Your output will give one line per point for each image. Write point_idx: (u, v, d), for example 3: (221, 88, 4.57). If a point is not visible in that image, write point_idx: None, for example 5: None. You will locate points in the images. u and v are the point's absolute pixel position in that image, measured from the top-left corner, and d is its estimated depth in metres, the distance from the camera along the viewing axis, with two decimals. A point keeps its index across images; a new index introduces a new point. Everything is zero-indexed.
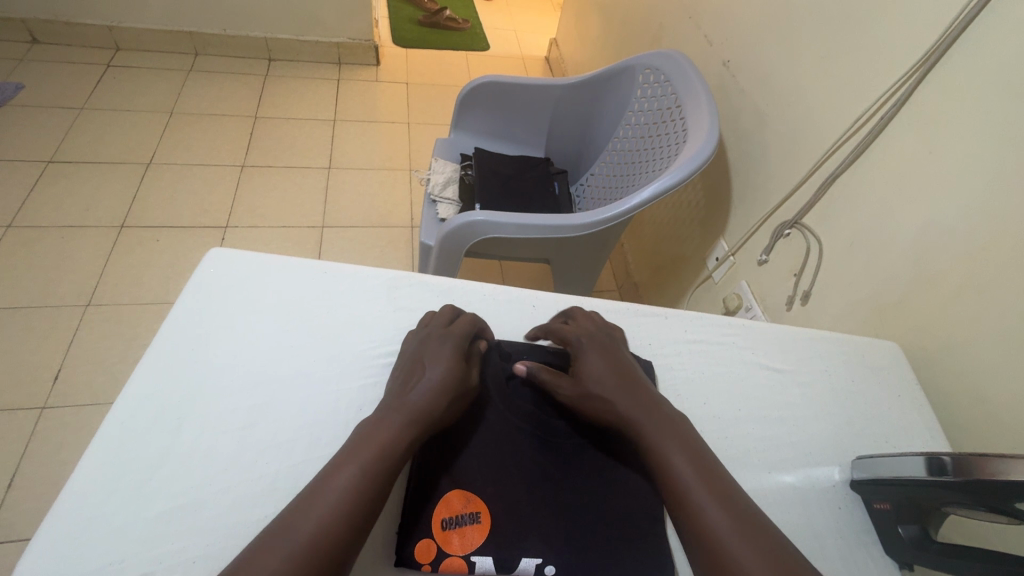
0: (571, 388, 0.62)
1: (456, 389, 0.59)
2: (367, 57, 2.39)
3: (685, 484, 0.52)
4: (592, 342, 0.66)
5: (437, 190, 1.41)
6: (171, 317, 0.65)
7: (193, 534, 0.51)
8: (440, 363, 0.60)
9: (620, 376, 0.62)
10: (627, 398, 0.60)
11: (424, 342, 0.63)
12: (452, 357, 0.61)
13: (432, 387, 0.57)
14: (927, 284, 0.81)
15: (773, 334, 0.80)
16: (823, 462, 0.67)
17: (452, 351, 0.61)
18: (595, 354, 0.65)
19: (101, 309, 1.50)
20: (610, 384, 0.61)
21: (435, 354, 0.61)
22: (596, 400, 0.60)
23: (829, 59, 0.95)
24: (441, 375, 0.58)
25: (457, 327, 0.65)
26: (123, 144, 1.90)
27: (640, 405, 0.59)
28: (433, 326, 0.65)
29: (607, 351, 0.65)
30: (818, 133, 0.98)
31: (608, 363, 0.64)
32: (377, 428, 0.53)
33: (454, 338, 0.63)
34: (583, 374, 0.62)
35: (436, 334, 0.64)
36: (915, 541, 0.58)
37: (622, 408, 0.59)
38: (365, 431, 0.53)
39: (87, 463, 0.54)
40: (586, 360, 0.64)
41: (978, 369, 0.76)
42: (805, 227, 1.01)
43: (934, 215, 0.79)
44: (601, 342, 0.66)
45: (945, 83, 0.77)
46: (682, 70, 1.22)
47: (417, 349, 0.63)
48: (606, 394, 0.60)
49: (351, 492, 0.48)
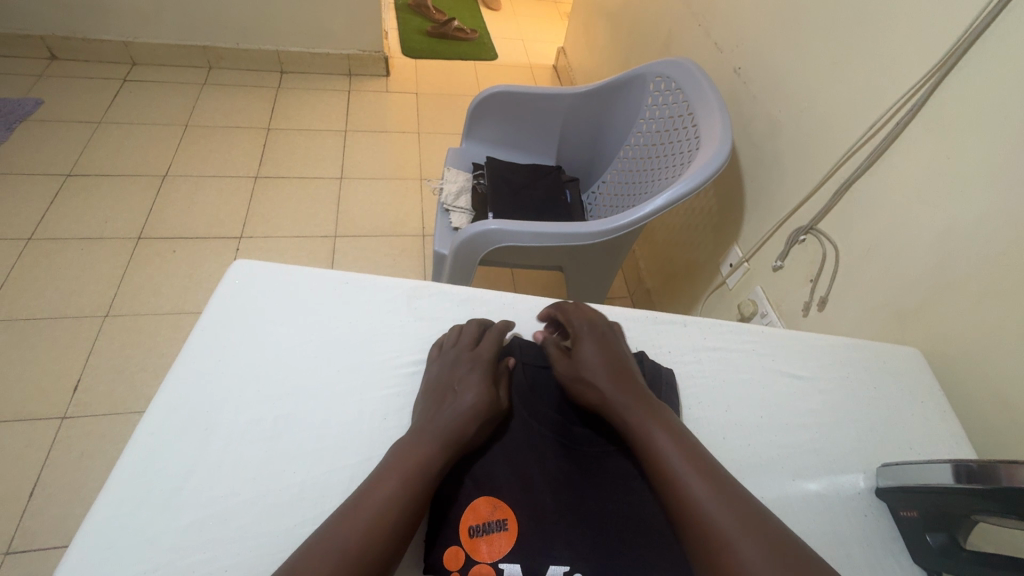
0: (566, 368, 0.65)
1: (485, 413, 0.59)
2: (377, 68, 2.42)
3: (665, 460, 0.54)
4: (586, 331, 0.68)
5: (450, 199, 1.43)
6: (198, 329, 0.66)
7: (223, 543, 0.52)
8: (473, 386, 0.61)
9: (612, 359, 0.64)
10: (615, 381, 0.62)
11: (454, 364, 0.64)
12: (483, 379, 0.62)
13: (465, 412, 0.58)
14: (948, 289, 0.81)
15: (795, 341, 0.79)
16: (847, 470, 0.66)
17: (481, 374, 0.62)
18: (591, 341, 0.67)
19: (120, 319, 1.52)
20: (600, 366, 0.64)
21: (465, 378, 0.62)
22: (584, 379, 0.63)
23: (844, 65, 0.95)
24: (476, 397, 0.60)
25: (484, 347, 0.66)
26: (140, 157, 1.94)
27: (626, 388, 0.61)
28: (460, 346, 0.66)
29: (604, 338, 0.68)
30: (833, 138, 0.98)
31: (601, 349, 0.66)
32: (412, 447, 0.55)
33: (481, 362, 0.64)
34: (578, 357, 0.65)
35: (465, 356, 0.65)
36: (943, 549, 0.57)
37: (606, 392, 0.61)
38: (400, 451, 0.55)
39: (118, 474, 0.55)
40: (582, 344, 0.66)
41: (1003, 375, 0.75)
42: (821, 233, 1.02)
43: (953, 220, 0.79)
44: (599, 331, 0.69)
45: (962, 88, 0.77)
46: (694, 78, 1.22)
47: (447, 370, 0.64)
48: (593, 376, 0.63)
49: (391, 505, 0.50)
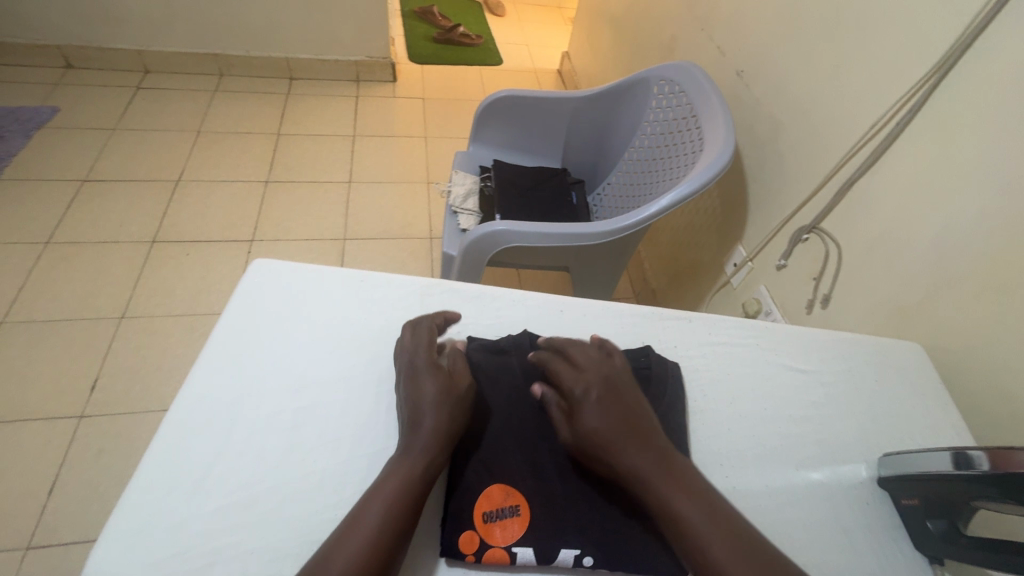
0: (571, 433, 0.59)
1: (444, 403, 0.58)
2: (385, 74, 2.46)
3: (698, 543, 0.50)
4: (587, 380, 0.61)
5: (458, 201, 1.45)
6: (220, 325, 0.69)
7: (250, 527, 0.54)
8: (427, 378, 0.60)
9: (620, 422, 0.57)
10: (627, 448, 0.56)
11: (409, 362, 0.62)
12: (435, 371, 0.61)
13: (426, 405, 0.58)
14: (949, 285, 0.83)
15: (799, 336, 0.81)
16: (850, 460, 0.68)
17: (432, 365, 0.61)
18: (591, 397, 0.59)
19: (135, 320, 1.56)
20: (606, 431, 0.57)
21: (420, 371, 0.61)
22: (592, 448, 0.57)
23: (845, 67, 0.98)
24: (434, 389, 0.59)
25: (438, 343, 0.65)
26: (153, 162, 1.98)
27: (645, 449, 0.56)
28: (414, 343, 0.64)
29: (608, 383, 0.61)
30: (835, 139, 1.00)
31: (604, 407, 0.58)
32: (396, 464, 0.54)
33: (430, 357, 0.62)
34: (581, 421, 0.58)
35: (420, 351, 0.63)
36: (944, 535, 0.59)
37: (616, 461, 0.55)
38: (385, 470, 0.54)
39: (148, 461, 0.58)
40: (582, 404, 0.59)
41: (1004, 369, 0.76)
42: (823, 231, 1.04)
43: (953, 218, 0.81)
44: (599, 381, 0.61)
45: (960, 89, 0.79)
46: (698, 81, 1.25)
47: (404, 366, 0.63)
48: (602, 445, 0.56)
49: (381, 524, 0.50)
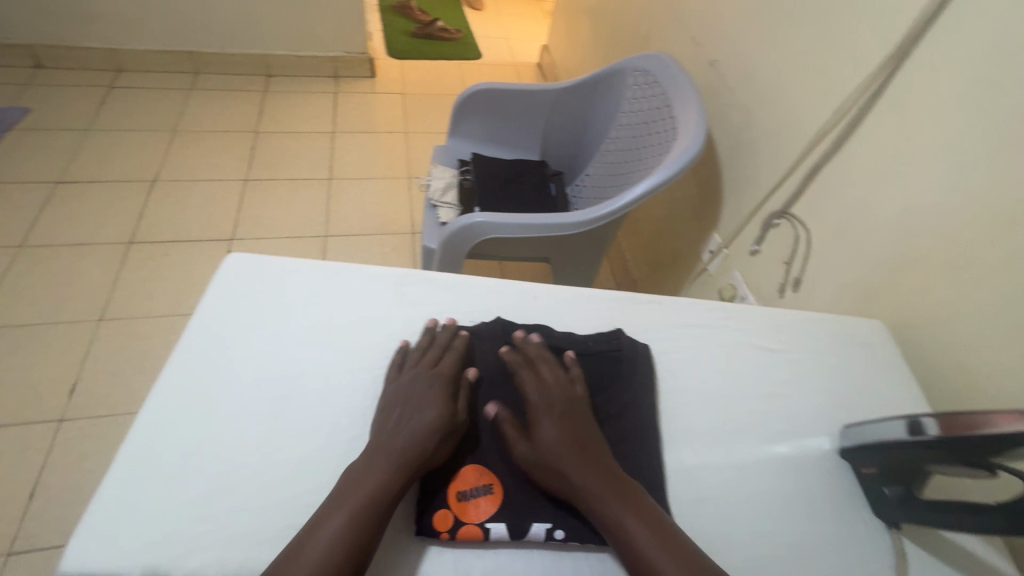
0: (526, 448, 0.59)
1: (440, 427, 0.59)
2: (363, 70, 2.45)
3: (643, 557, 0.52)
4: (551, 396, 0.64)
5: (437, 195, 1.46)
6: (196, 319, 0.69)
7: (228, 514, 0.55)
8: (429, 404, 0.61)
9: (576, 441, 0.59)
10: (580, 466, 0.57)
11: (412, 384, 0.63)
12: (439, 397, 0.62)
13: (423, 428, 0.58)
14: (909, 265, 0.86)
15: (767, 316, 0.83)
16: (815, 433, 0.70)
17: (438, 391, 0.62)
18: (548, 419, 0.61)
19: (115, 322, 1.54)
20: (561, 447, 0.59)
21: (425, 395, 0.62)
22: (548, 462, 0.58)
23: (808, 56, 1.00)
24: (434, 416, 0.59)
25: (445, 363, 0.66)
26: (129, 163, 1.95)
27: (594, 463, 0.58)
28: (421, 366, 0.66)
29: (569, 402, 0.64)
30: (801, 126, 1.03)
31: (562, 427, 0.61)
32: (363, 477, 0.55)
33: (442, 380, 0.64)
34: (540, 436, 0.60)
35: (424, 374, 0.64)
36: (901, 500, 0.61)
37: (570, 476, 0.57)
38: (350, 483, 0.54)
39: (125, 452, 0.58)
40: (541, 423, 0.61)
41: (961, 342, 0.80)
42: (794, 217, 1.07)
43: (912, 198, 0.84)
44: (562, 403, 0.63)
45: (914, 75, 0.82)
46: (671, 72, 1.27)
47: (406, 388, 0.63)
48: (558, 459, 0.58)
49: (338, 541, 0.50)
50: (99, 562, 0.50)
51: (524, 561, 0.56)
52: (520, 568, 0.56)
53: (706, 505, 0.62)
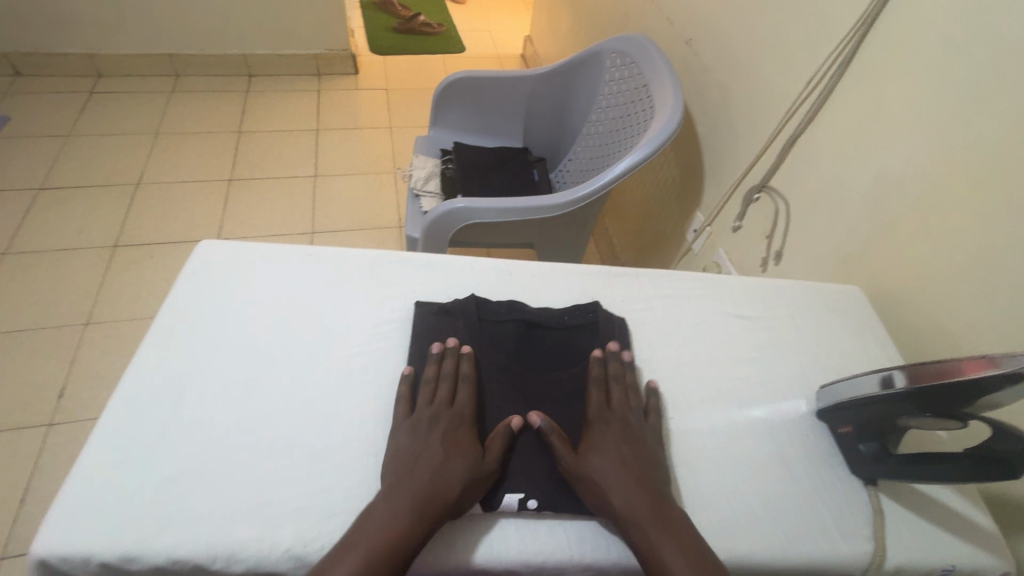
0: (573, 461, 0.58)
1: (471, 475, 0.56)
2: (345, 66, 2.43)
3: None
4: (608, 417, 0.62)
5: (419, 185, 1.45)
6: (167, 304, 0.68)
7: (200, 494, 0.54)
8: (456, 450, 0.57)
9: (628, 461, 0.58)
10: (625, 491, 0.56)
11: (431, 428, 0.59)
12: (464, 441, 0.58)
13: (452, 475, 0.55)
14: (887, 231, 0.86)
15: (743, 285, 0.83)
16: (791, 397, 0.70)
17: (468, 437, 0.59)
18: (604, 439, 0.60)
19: (101, 326, 1.53)
20: (611, 469, 0.57)
21: (448, 441, 0.58)
22: (591, 478, 0.57)
23: (781, 28, 1.00)
24: (465, 462, 0.56)
25: (462, 401, 0.61)
26: (112, 167, 1.94)
27: (634, 495, 0.55)
28: (438, 405, 0.61)
29: (627, 428, 0.61)
30: (776, 99, 1.03)
31: (618, 448, 0.59)
32: (377, 521, 0.52)
33: (464, 421, 0.60)
34: (590, 452, 0.59)
35: (443, 416, 0.60)
36: (875, 456, 0.61)
37: (614, 494, 0.56)
38: (362, 523, 0.52)
39: (97, 436, 0.57)
40: (594, 441, 0.60)
41: (939, 304, 0.80)
42: (773, 190, 1.07)
43: (886, 164, 0.84)
44: (622, 426, 0.61)
45: (882, 41, 0.82)
46: (647, 51, 1.26)
47: (425, 431, 0.59)
48: (604, 479, 0.57)
49: None
50: (71, 544, 0.50)
51: (496, 529, 0.56)
52: (493, 535, 0.56)
53: (678, 468, 0.62)
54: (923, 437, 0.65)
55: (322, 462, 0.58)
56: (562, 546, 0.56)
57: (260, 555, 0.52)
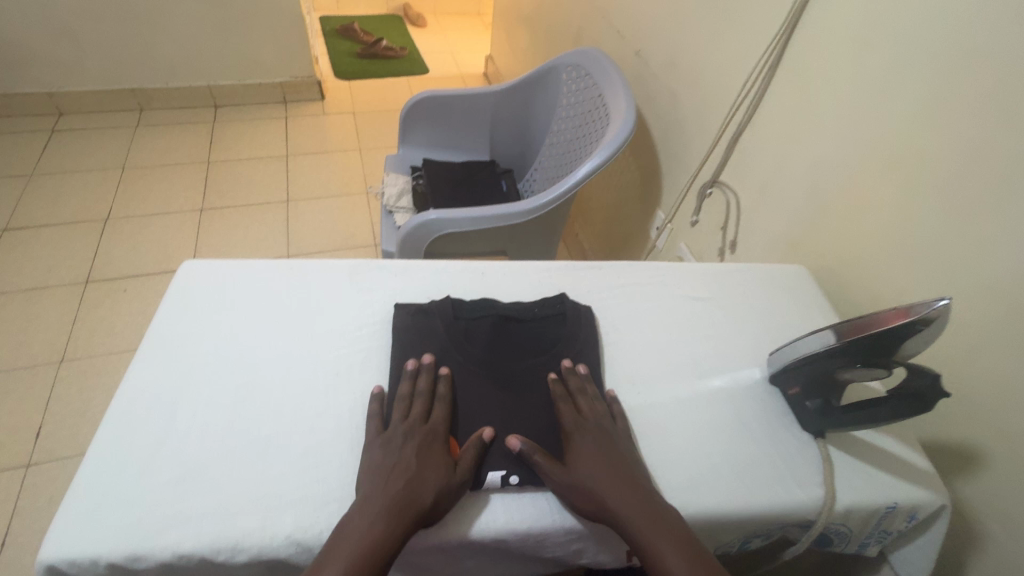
0: (561, 475, 0.60)
1: (443, 486, 0.58)
2: (312, 92, 2.48)
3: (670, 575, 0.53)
4: (585, 428, 0.64)
5: (392, 201, 1.50)
6: (157, 321, 0.71)
7: (202, 494, 0.57)
8: (430, 462, 0.59)
9: (613, 465, 0.61)
10: (614, 492, 0.58)
11: (405, 442, 0.61)
12: (436, 454, 0.60)
13: (424, 487, 0.57)
14: (823, 213, 0.94)
15: (700, 271, 0.90)
16: (746, 365, 0.77)
17: (440, 450, 0.61)
18: (587, 447, 0.63)
19: (76, 363, 1.52)
20: (597, 475, 0.60)
21: (421, 453, 0.60)
22: (580, 488, 0.59)
23: (717, 37, 1.10)
24: (438, 475, 0.58)
25: (436, 418, 0.64)
26: (79, 204, 1.93)
27: (620, 487, 0.59)
28: (412, 421, 0.63)
29: (604, 435, 0.64)
30: (719, 100, 1.12)
31: (599, 454, 0.62)
32: (355, 530, 0.53)
33: (438, 435, 0.62)
34: (575, 462, 0.61)
35: (417, 432, 0.62)
36: (820, 410, 0.68)
37: (606, 496, 0.58)
38: (342, 533, 0.53)
39: (97, 447, 0.60)
40: (577, 451, 0.62)
41: (872, 276, 0.88)
42: (723, 184, 1.15)
43: (817, 152, 0.93)
44: (600, 433, 0.64)
45: (802, 43, 0.92)
46: (599, 63, 1.35)
47: (398, 445, 0.60)
48: (593, 485, 0.59)
49: None
50: (80, 547, 0.53)
51: (482, 510, 0.60)
52: (481, 515, 0.60)
53: (649, 436, 0.68)
54: (862, 390, 0.73)
55: (318, 455, 0.62)
56: (544, 512, 0.61)
57: (263, 544, 0.55)
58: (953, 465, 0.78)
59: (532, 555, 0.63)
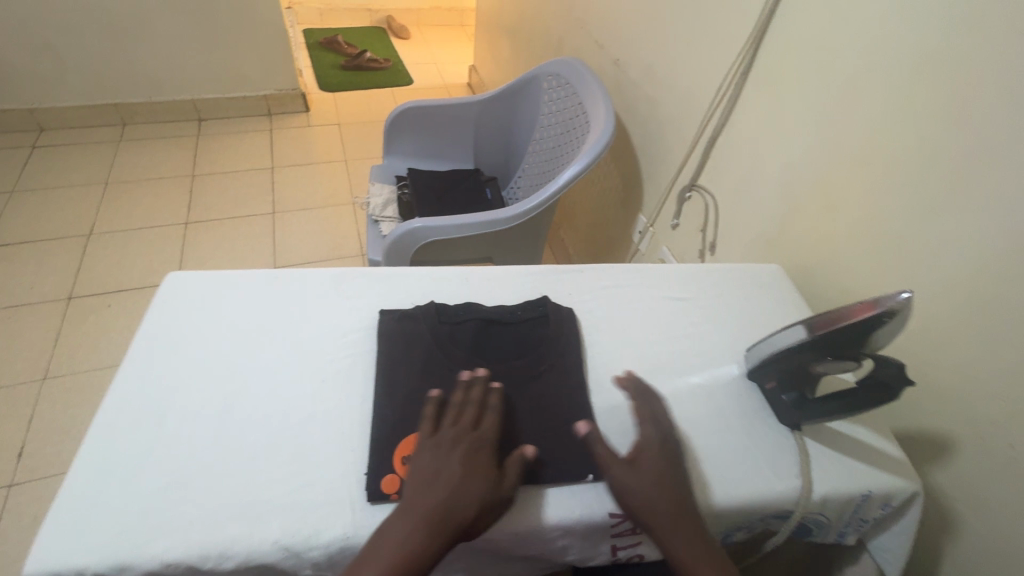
0: (621, 472, 0.62)
1: (489, 498, 0.58)
2: (297, 105, 2.49)
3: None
4: (650, 429, 0.67)
5: (378, 211, 1.52)
6: (141, 332, 0.72)
7: (188, 503, 0.58)
8: (475, 473, 0.59)
9: (670, 472, 0.63)
10: (664, 499, 0.60)
11: (452, 449, 0.61)
12: (486, 464, 0.60)
13: (467, 499, 0.57)
14: (796, 213, 0.97)
15: (679, 272, 0.92)
16: (725, 362, 0.79)
17: (486, 460, 0.61)
18: (650, 449, 0.64)
19: (60, 380, 1.50)
20: (653, 480, 0.62)
21: (467, 463, 0.60)
22: (634, 487, 0.61)
23: (691, 45, 1.13)
24: (482, 487, 0.58)
25: (485, 427, 0.63)
26: (61, 220, 1.92)
27: (670, 496, 0.61)
28: (461, 428, 0.62)
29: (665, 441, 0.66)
30: (695, 106, 1.15)
31: (659, 458, 0.64)
32: (396, 534, 0.55)
33: (484, 444, 0.62)
34: (637, 461, 0.63)
35: (465, 439, 0.62)
36: (796, 403, 0.70)
37: (657, 501, 0.60)
38: (384, 534, 0.55)
39: (82, 459, 0.60)
40: (641, 451, 0.64)
41: (844, 273, 0.91)
42: (702, 187, 1.18)
43: (789, 154, 0.96)
44: (662, 438, 0.66)
45: (771, 50, 0.95)
46: (579, 72, 1.38)
47: (445, 453, 0.60)
48: (650, 488, 0.61)
49: None
50: (66, 559, 0.53)
51: None
52: None
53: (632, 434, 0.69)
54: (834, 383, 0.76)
55: (305, 461, 0.62)
56: (530, 512, 0.62)
57: (251, 550, 0.56)
58: (925, 453, 0.80)
59: (515, 552, 0.65)
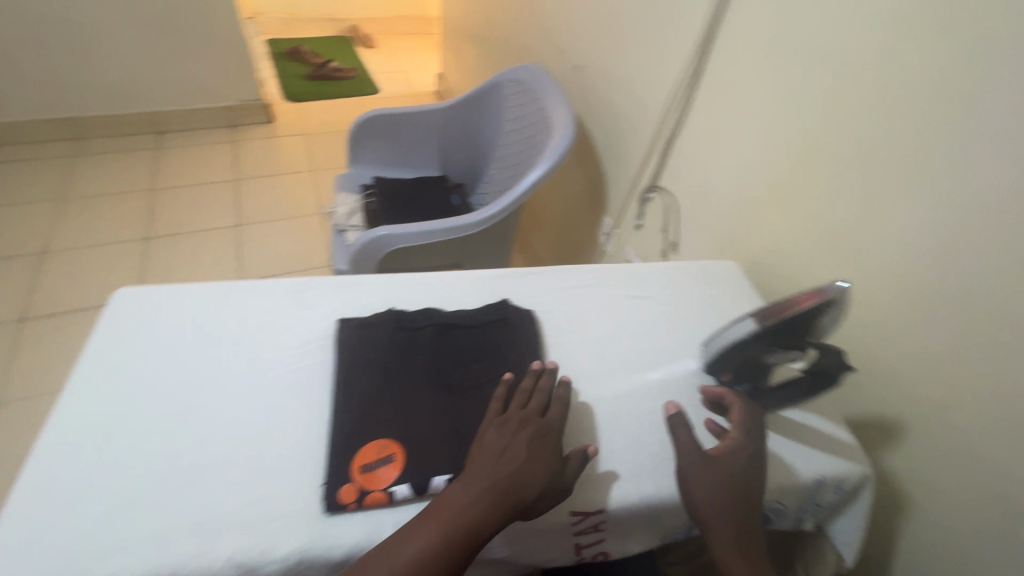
0: (700, 458, 0.63)
1: (548, 482, 0.59)
2: (260, 116, 2.45)
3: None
4: (742, 419, 0.67)
5: (343, 220, 1.50)
6: (89, 350, 0.70)
7: (138, 522, 0.56)
8: (541, 455, 0.60)
9: (748, 468, 0.63)
10: (732, 492, 0.61)
11: (519, 429, 0.62)
12: (553, 450, 0.61)
13: (531, 477, 0.58)
14: (751, 211, 1.00)
15: (639, 271, 0.94)
16: (684, 357, 0.81)
17: (550, 444, 0.62)
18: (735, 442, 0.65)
19: (10, 405, 1.44)
20: (730, 472, 0.62)
21: (534, 445, 0.61)
22: (709, 473, 0.62)
23: (646, 50, 1.16)
24: (545, 470, 0.59)
25: (552, 415, 0.65)
26: (11, 239, 1.84)
27: (737, 490, 0.61)
28: (528, 413, 0.64)
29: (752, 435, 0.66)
30: (652, 110, 1.18)
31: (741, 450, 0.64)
32: (458, 500, 0.56)
33: (550, 429, 0.63)
34: (718, 452, 0.64)
35: (531, 423, 0.63)
36: (751, 394, 0.72)
37: (725, 492, 0.61)
38: (445, 499, 0.56)
39: (24, 482, 0.58)
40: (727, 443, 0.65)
41: (797, 268, 0.94)
42: (661, 188, 1.21)
43: (741, 154, 0.99)
44: (750, 432, 0.66)
45: (720, 54, 0.98)
46: (539, 78, 1.40)
47: (512, 432, 0.62)
48: (725, 478, 0.61)
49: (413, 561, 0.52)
50: None
51: None
52: None
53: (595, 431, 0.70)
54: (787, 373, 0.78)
55: (261, 474, 0.61)
56: None
57: (203, 568, 0.54)
58: (878, 439, 0.83)
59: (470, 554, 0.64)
